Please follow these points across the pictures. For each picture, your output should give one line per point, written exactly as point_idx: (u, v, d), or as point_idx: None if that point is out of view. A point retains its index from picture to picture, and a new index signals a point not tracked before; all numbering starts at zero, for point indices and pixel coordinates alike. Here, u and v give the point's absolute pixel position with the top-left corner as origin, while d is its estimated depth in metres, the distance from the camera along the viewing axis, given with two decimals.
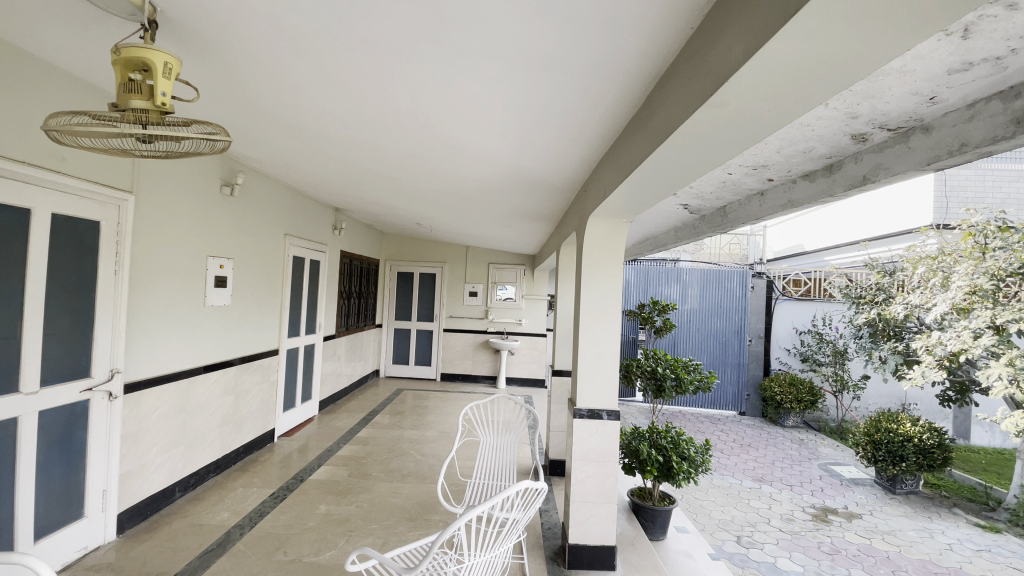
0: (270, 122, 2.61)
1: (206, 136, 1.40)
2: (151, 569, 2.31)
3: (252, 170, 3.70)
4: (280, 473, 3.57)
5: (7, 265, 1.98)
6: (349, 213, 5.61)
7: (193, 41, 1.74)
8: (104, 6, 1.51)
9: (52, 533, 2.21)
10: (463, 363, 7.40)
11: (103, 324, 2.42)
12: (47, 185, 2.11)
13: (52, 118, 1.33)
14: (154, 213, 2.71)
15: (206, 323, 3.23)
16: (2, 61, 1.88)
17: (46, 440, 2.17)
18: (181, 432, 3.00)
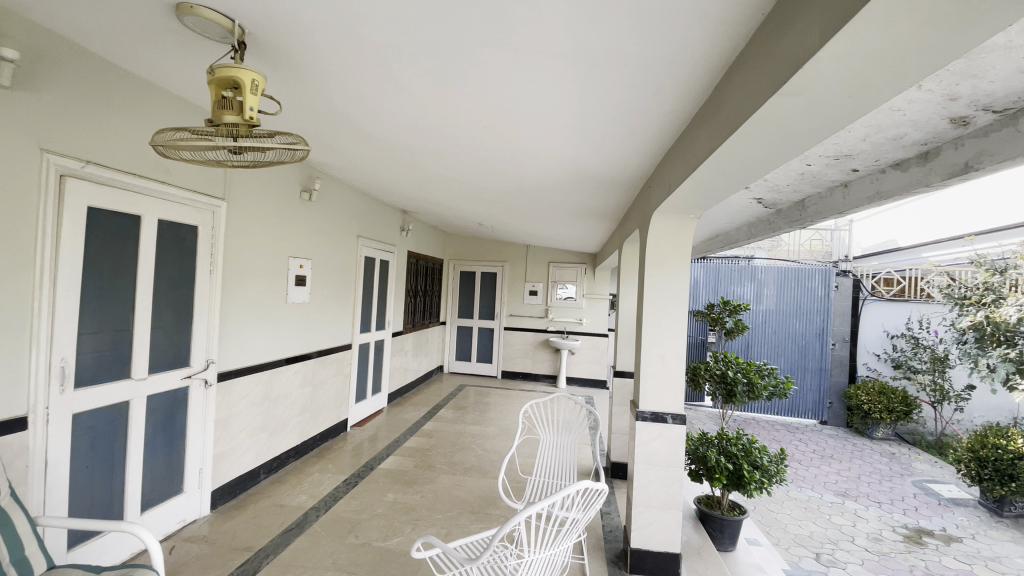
0: (341, 131, 2.76)
1: (288, 147, 1.52)
2: (239, 543, 2.54)
3: (328, 177, 3.95)
4: (352, 460, 3.78)
5: (122, 266, 2.24)
6: (415, 215, 5.83)
7: (276, 59, 1.89)
8: (201, 31, 1.67)
9: (157, 506, 2.48)
10: (524, 361, 7.45)
11: (200, 318, 2.69)
12: (152, 194, 2.36)
13: (159, 134, 1.48)
14: (242, 218, 2.97)
15: (288, 318, 3.49)
16: (116, 86, 2.13)
17: (153, 421, 2.45)
18: (265, 419, 3.27)
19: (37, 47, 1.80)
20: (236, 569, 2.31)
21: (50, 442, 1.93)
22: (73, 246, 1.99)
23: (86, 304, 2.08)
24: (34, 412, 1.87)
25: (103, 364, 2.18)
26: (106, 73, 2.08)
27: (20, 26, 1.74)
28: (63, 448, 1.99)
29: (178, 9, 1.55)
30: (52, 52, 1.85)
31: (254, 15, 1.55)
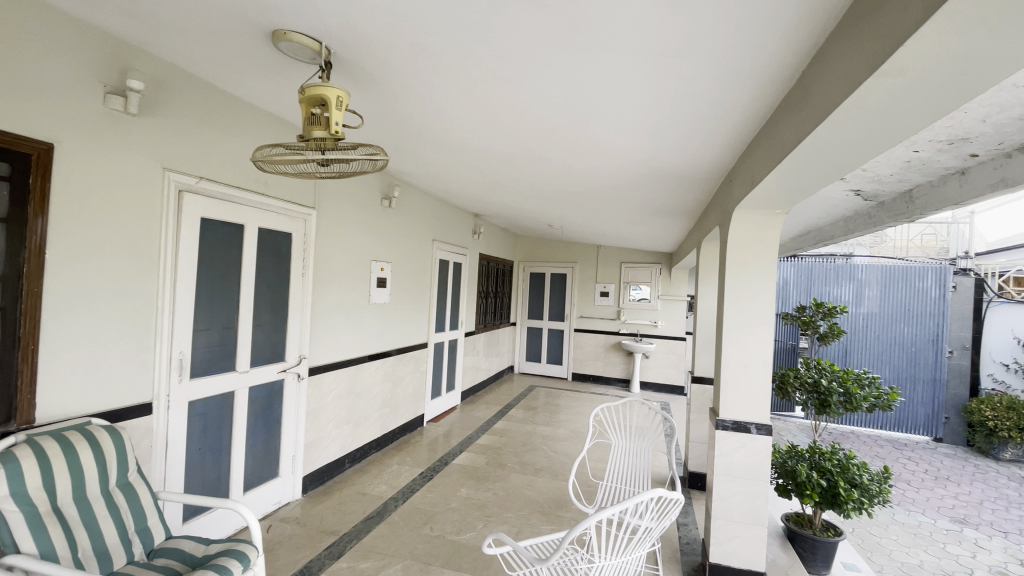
0: (417, 140, 2.89)
1: (369, 157, 1.62)
2: (327, 527, 2.73)
3: (406, 183, 4.14)
4: (428, 454, 3.94)
5: (229, 270, 2.50)
6: (486, 218, 5.95)
7: (359, 76, 2.02)
8: (293, 54, 1.82)
9: (257, 487, 2.74)
10: (596, 364, 7.33)
11: (294, 317, 2.93)
12: (254, 205, 2.61)
13: (259, 151, 1.63)
14: (330, 224, 3.20)
15: (370, 318, 3.71)
16: (222, 109, 2.39)
17: (254, 410, 2.71)
18: (350, 411, 3.50)
19: (159, 79, 2.06)
20: (323, 551, 2.50)
21: (170, 426, 2.20)
22: (189, 253, 2.25)
23: (199, 304, 2.35)
24: (158, 399, 2.14)
25: (213, 358, 2.44)
26: (213, 98, 2.34)
27: (146, 62, 2.00)
28: (180, 431, 2.26)
29: (274, 36, 1.70)
30: (170, 83, 2.11)
31: (339, 36, 1.67)
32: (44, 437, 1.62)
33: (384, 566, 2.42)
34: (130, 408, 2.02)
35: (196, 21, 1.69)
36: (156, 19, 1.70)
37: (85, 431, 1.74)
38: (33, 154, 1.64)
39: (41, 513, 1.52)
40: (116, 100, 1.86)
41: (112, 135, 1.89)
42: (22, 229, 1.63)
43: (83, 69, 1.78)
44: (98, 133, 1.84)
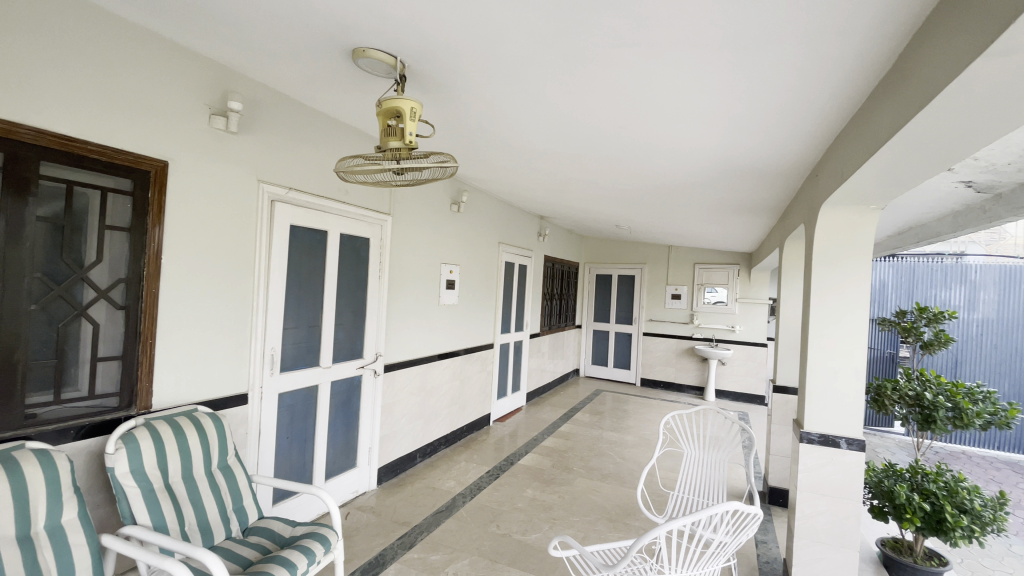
0: (485, 145, 2.96)
1: (440, 164, 1.68)
2: (399, 518, 2.86)
3: (473, 188, 4.25)
4: (495, 454, 4.01)
5: (314, 273, 2.70)
6: (551, 221, 5.95)
7: (431, 87, 2.10)
8: (371, 70, 1.94)
9: (337, 476, 2.93)
10: (666, 370, 7.08)
11: (371, 317, 3.10)
12: (336, 212, 2.79)
13: (341, 163, 1.75)
14: (403, 229, 3.35)
15: (440, 319, 3.84)
16: (308, 124, 2.59)
17: (335, 403, 2.90)
18: (421, 408, 3.64)
19: (255, 99, 2.28)
20: (395, 540, 2.62)
21: (262, 415, 2.41)
22: (280, 257, 2.46)
23: (288, 305, 2.55)
24: (252, 390, 2.36)
25: (300, 353, 2.64)
26: (300, 114, 2.54)
27: (243, 85, 2.22)
28: (271, 421, 2.47)
29: (354, 54, 1.82)
30: (263, 102, 2.32)
31: (411, 50, 1.76)
32: (159, 420, 1.84)
33: (453, 559, 2.49)
34: (229, 397, 2.23)
35: (287, 45, 1.85)
36: (253, 45, 1.89)
37: (192, 416, 1.96)
38: (152, 170, 1.87)
39: (154, 488, 1.73)
40: (219, 120, 2.08)
41: (216, 151, 2.12)
42: (143, 237, 1.86)
43: (191, 94, 2.00)
44: (204, 150, 2.07)
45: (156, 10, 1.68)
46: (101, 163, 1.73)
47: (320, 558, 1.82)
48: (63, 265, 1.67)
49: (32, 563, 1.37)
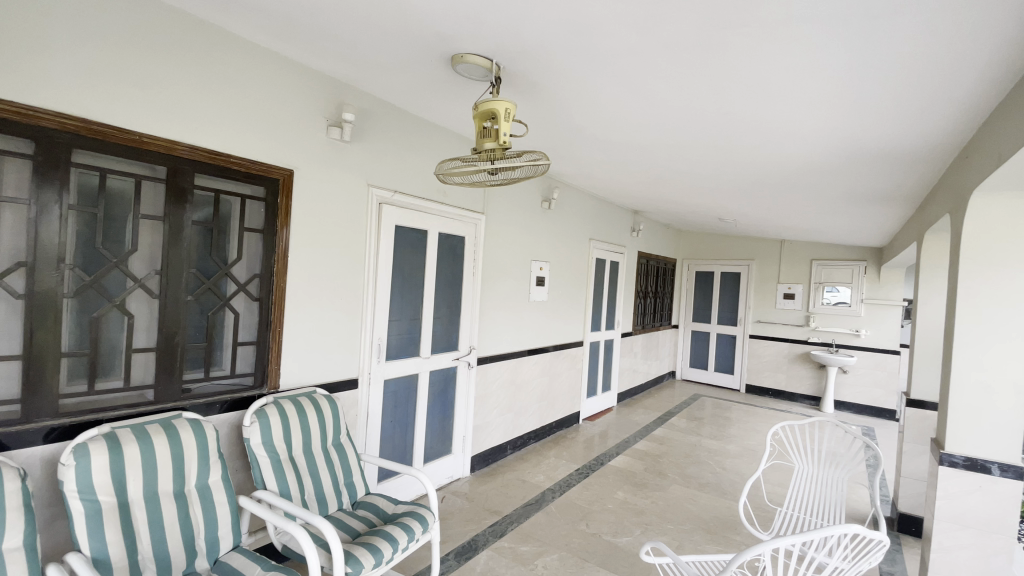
0: (577, 141, 2.94)
1: (532, 162, 1.68)
2: (490, 506, 2.96)
3: (565, 185, 4.24)
4: (584, 452, 3.98)
5: (416, 269, 2.87)
6: (647, 215, 5.75)
7: (524, 86, 2.14)
8: (469, 74, 2.02)
9: (434, 460, 3.10)
10: (775, 376, 6.51)
11: (466, 312, 3.23)
12: (435, 212, 2.95)
13: (439, 166, 1.84)
14: (496, 227, 3.45)
15: (531, 315, 3.90)
16: (411, 128, 2.76)
17: (433, 392, 3.07)
18: (512, 402, 3.73)
19: (365, 109, 2.48)
20: (487, 528, 2.71)
21: (370, 398, 2.63)
22: (386, 254, 2.65)
23: (393, 299, 2.75)
24: (362, 375, 2.57)
25: (403, 344, 2.84)
26: (405, 120, 2.71)
27: (356, 97, 2.43)
28: (377, 405, 2.68)
29: (453, 60, 1.91)
30: (372, 111, 2.51)
31: (505, 51, 1.80)
32: (285, 399, 2.09)
33: (542, 552, 2.53)
34: (342, 381, 2.46)
35: (392, 57, 1.99)
36: (363, 60, 2.06)
37: (311, 397, 2.19)
38: (280, 178, 2.12)
39: (280, 459, 1.97)
40: (335, 130, 2.30)
41: (332, 159, 2.34)
42: (273, 238, 2.12)
43: (311, 108, 2.23)
44: (322, 159, 2.29)
45: (283, 35, 1.89)
46: (241, 174, 2.00)
47: (419, 536, 1.94)
48: (212, 262, 1.96)
49: (185, 516, 1.63)
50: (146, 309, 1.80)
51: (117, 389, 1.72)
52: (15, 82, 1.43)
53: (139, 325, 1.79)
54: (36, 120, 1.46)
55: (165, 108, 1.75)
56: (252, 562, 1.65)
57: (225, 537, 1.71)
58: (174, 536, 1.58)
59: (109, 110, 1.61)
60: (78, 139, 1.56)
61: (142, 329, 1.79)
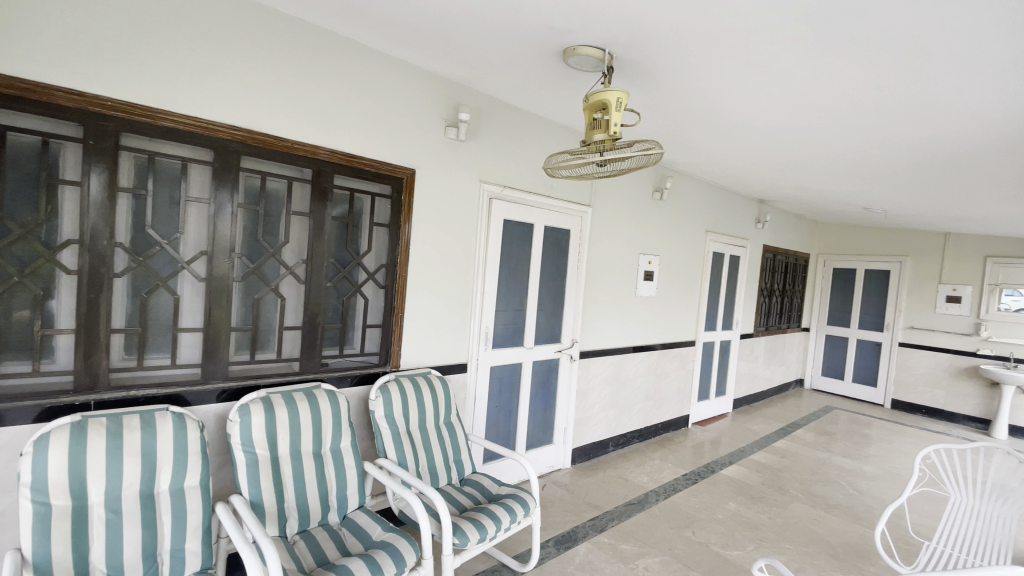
0: (695, 128, 2.78)
1: (643, 153, 1.62)
2: (591, 500, 2.96)
3: (679, 174, 4.03)
4: (693, 457, 3.78)
5: (523, 262, 2.95)
6: (774, 204, 5.24)
7: (638, 74, 2.07)
8: (581, 66, 2.01)
9: (536, 449, 3.18)
10: (931, 393, 5.60)
11: (570, 305, 3.24)
12: (543, 206, 2.99)
13: (549, 160, 1.86)
14: (604, 221, 3.41)
15: (638, 311, 3.79)
16: (522, 123, 2.82)
17: (536, 382, 3.14)
18: (615, 398, 3.67)
19: (479, 108, 2.59)
20: (587, 521, 2.72)
21: (477, 383, 2.77)
22: (495, 247, 2.76)
23: (501, 290, 2.86)
24: (470, 361, 2.71)
25: (508, 333, 2.93)
26: (516, 116, 2.79)
27: (471, 97, 2.55)
28: (483, 390, 2.81)
29: (565, 54, 1.92)
30: (486, 109, 2.62)
31: (618, 40, 1.77)
32: (404, 378, 2.29)
33: (644, 553, 2.47)
34: (453, 365, 2.62)
35: (504, 55, 2.06)
36: (479, 61, 2.16)
37: (426, 378, 2.37)
38: (404, 177, 2.30)
39: (398, 432, 2.16)
40: (452, 130, 2.44)
41: (448, 156, 2.48)
42: (397, 232, 2.32)
43: (432, 110, 2.39)
44: (440, 157, 2.45)
45: (408, 43, 2.05)
46: (372, 174, 2.21)
47: (520, 519, 2.02)
48: (347, 253, 2.21)
49: (321, 475, 1.87)
50: (294, 292, 2.09)
51: (271, 360, 2.02)
52: (200, 103, 1.73)
53: (289, 306, 2.08)
54: (215, 132, 1.76)
55: (310, 118, 1.99)
56: (373, 521, 1.85)
57: (352, 497, 1.92)
58: (312, 490, 1.82)
59: (267, 122, 1.88)
60: (245, 147, 1.85)
61: (291, 309, 2.08)
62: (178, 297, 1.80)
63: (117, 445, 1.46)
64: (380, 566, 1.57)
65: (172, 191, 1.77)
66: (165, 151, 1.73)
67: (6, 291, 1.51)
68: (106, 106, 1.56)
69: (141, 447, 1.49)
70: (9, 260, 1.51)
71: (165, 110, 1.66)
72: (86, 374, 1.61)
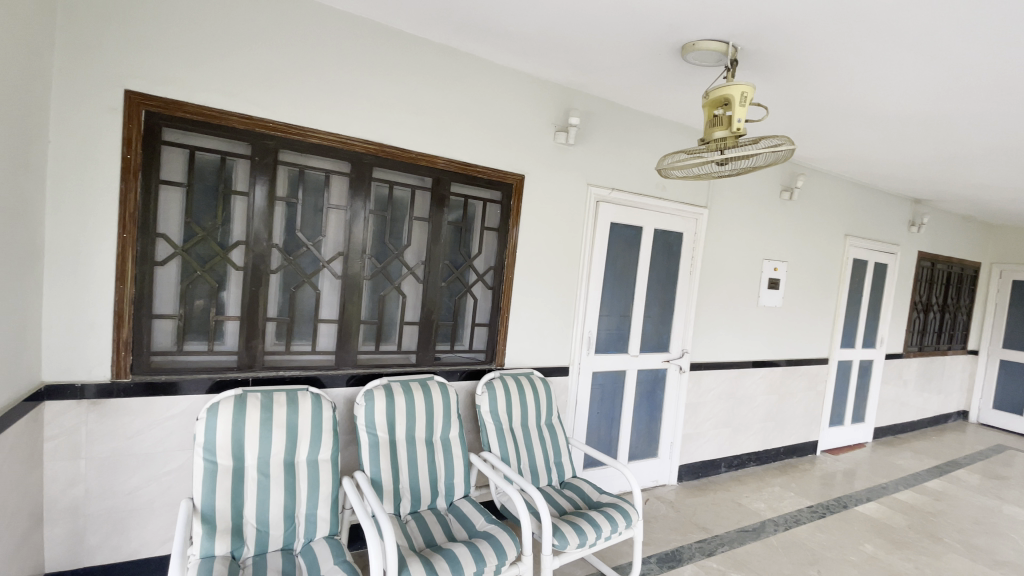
0: (831, 120, 2.51)
1: (771, 149, 1.49)
2: (699, 521, 2.78)
3: (813, 172, 3.65)
4: (820, 488, 3.39)
5: (631, 267, 2.87)
6: (932, 204, 4.52)
7: (765, 65, 1.92)
8: (700, 61, 1.92)
9: (639, 460, 3.07)
10: None
11: (681, 313, 3.09)
12: (654, 208, 2.89)
13: (663, 160, 1.80)
14: (722, 224, 3.20)
15: (759, 321, 3.49)
16: (633, 124, 2.76)
17: (641, 391, 3.03)
18: (730, 415, 3.42)
19: (590, 111, 2.59)
20: (694, 542, 2.56)
21: (579, 387, 2.75)
22: (602, 250, 2.73)
23: (606, 294, 2.81)
24: (572, 364, 2.71)
25: (613, 339, 2.88)
26: (628, 117, 2.73)
27: (582, 100, 2.55)
28: (585, 395, 2.79)
29: (683, 49, 1.85)
30: (596, 112, 2.61)
31: (743, 30, 1.66)
32: (508, 377, 2.36)
33: None
34: (556, 368, 2.64)
35: (617, 57, 2.03)
36: (592, 64, 2.16)
37: (529, 378, 2.42)
38: (513, 182, 2.38)
39: (501, 429, 2.23)
40: (561, 134, 2.45)
41: (557, 160, 2.51)
42: (505, 235, 2.40)
43: (543, 116, 2.44)
44: (550, 161, 2.49)
45: (523, 52, 2.11)
46: (484, 180, 2.31)
47: (621, 530, 1.97)
48: (460, 255, 2.34)
49: (431, 461, 1.99)
50: (414, 291, 2.26)
51: (392, 351, 2.20)
52: (339, 120, 1.95)
53: (409, 303, 2.25)
54: (351, 146, 1.98)
55: (431, 129, 2.14)
56: (478, 512, 1.92)
57: (458, 485, 2.02)
58: (422, 475, 1.95)
59: (395, 135, 2.06)
60: (375, 159, 2.04)
61: (410, 306, 2.25)
62: (319, 292, 2.04)
63: (268, 417, 1.69)
64: (482, 556, 1.64)
65: (317, 199, 2.01)
66: (311, 164, 1.97)
67: (191, 283, 1.82)
68: (268, 127, 1.82)
69: (285, 421, 1.71)
70: (194, 257, 1.82)
71: (313, 128, 1.90)
72: (247, 355, 1.89)
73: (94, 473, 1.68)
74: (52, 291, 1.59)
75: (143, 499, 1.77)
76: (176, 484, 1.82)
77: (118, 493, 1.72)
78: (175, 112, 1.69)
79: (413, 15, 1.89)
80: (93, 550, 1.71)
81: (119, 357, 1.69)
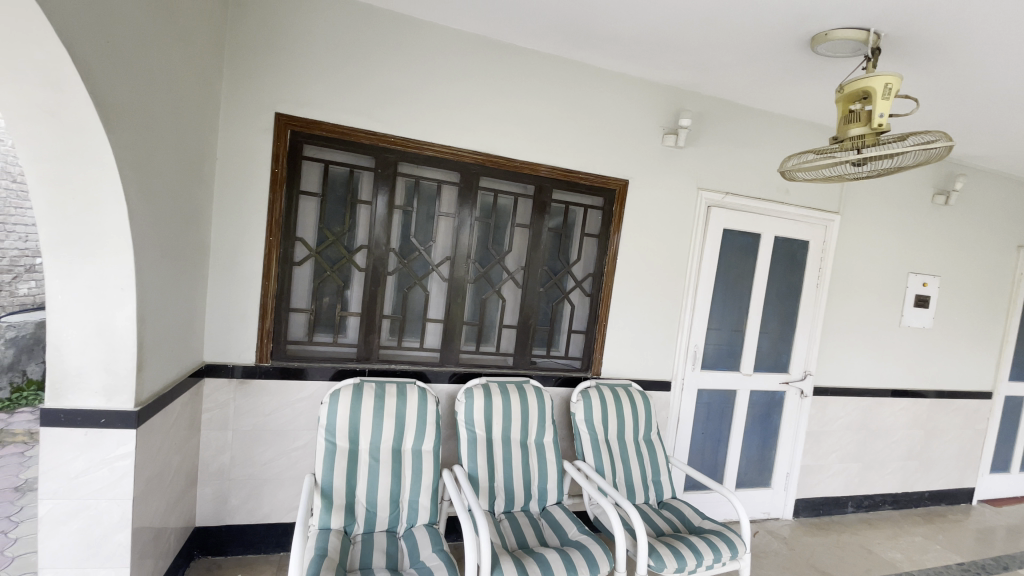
0: (1003, 110, 2.13)
1: (923, 146, 1.31)
2: (818, 564, 2.49)
3: (976, 172, 3.12)
4: (978, 545, 2.86)
5: (744, 278, 2.67)
6: None
7: (917, 52, 1.69)
8: (834, 52, 1.74)
9: (749, 489, 2.83)
10: None
11: (803, 330, 2.81)
12: (774, 214, 2.67)
13: (787, 161, 1.65)
14: (856, 233, 2.85)
15: (901, 343, 3.05)
16: (751, 124, 2.57)
17: (753, 413, 2.80)
18: (860, 448, 3.02)
19: (703, 112, 2.47)
20: None
21: (682, 404, 2.62)
22: (712, 259, 2.57)
23: (716, 306, 2.65)
24: (675, 379, 2.58)
25: (722, 355, 2.69)
26: (745, 116, 2.56)
27: (694, 102, 2.44)
28: (689, 412, 2.64)
29: (814, 41, 1.69)
30: (710, 113, 2.48)
31: (888, 13, 1.48)
32: (605, 387, 2.31)
33: None
34: (657, 381, 2.54)
35: (735, 53, 1.92)
36: (706, 63, 2.06)
37: (628, 390, 2.34)
38: (616, 189, 2.34)
39: (597, 440, 2.18)
40: (671, 137, 2.34)
41: (665, 165, 2.42)
42: (607, 242, 2.36)
43: (651, 120, 2.37)
44: (657, 166, 2.41)
45: (632, 56, 2.08)
46: (587, 187, 2.31)
47: (726, 560, 1.82)
48: (559, 261, 2.35)
49: (526, 464, 2.01)
50: (513, 295, 2.31)
51: (492, 352, 2.28)
52: (451, 132, 2.06)
53: (508, 306, 2.31)
54: (461, 157, 2.09)
55: (537, 136, 2.18)
56: (570, 520, 1.90)
57: (551, 491, 2.02)
58: (516, 476, 1.97)
59: (502, 144, 2.13)
60: (482, 168, 2.13)
61: (510, 310, 2.30)
62: (428, 293, 2.17)
63: (380, 405, 1.83)
64: (574, 565, 1.62)
65: (429, 207, 2.14)
66: (426, 175, 2.12)
67: (322, 281, 2.03)
68: (390, 141, 1.99)
69: (395, 410, 1.84)
70: (325, 258, 2.04)
71: (428, 141, 2.03)
72: (364, 349, 2.07)
73: (238, 442, 1.94)
74: (215, 285, 1.87)
75: (275, 470, 2.00)
76: (302, 459, 2.03)
77: (256, 462, 1.97)
78: (315, 131, 1.91)
79: (524, 27, 1.95)
80: (234, 510, 1.97)
81: (262, 344, 1.94)
